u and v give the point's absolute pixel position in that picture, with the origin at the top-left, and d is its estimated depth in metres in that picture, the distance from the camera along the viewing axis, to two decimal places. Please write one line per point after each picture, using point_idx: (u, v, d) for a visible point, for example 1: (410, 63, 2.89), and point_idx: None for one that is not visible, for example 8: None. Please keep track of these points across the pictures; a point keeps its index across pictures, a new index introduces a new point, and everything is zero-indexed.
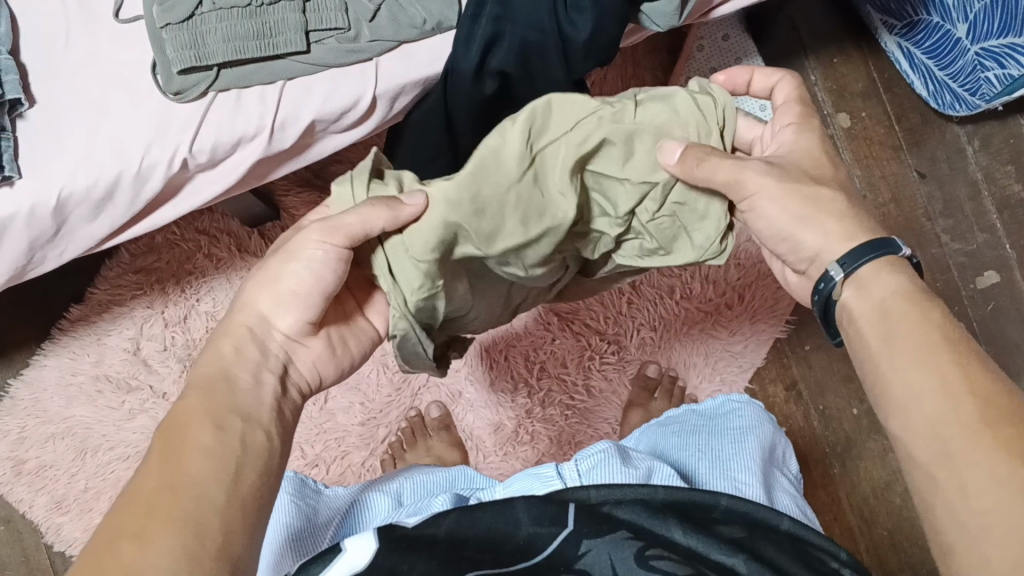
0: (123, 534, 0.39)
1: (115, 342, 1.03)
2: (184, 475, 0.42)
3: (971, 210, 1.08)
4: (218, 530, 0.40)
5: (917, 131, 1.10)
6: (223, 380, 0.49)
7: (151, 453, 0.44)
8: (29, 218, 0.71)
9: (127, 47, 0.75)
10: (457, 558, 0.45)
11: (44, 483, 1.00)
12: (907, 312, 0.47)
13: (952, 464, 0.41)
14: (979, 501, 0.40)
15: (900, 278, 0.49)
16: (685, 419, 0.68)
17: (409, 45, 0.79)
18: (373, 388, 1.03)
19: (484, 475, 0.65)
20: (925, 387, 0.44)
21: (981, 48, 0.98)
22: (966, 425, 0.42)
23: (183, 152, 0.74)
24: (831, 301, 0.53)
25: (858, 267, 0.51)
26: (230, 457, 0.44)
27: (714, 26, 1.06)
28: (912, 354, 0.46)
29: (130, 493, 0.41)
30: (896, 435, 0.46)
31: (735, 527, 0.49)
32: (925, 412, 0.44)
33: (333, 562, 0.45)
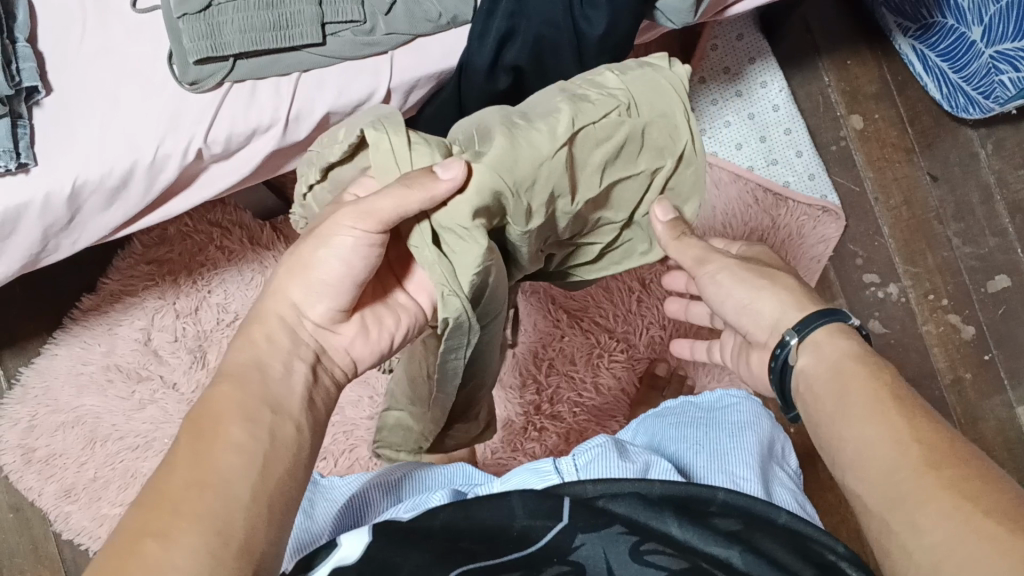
0: (146, 532, 0.37)
1: (127, 333, 1.03)
2: (211, 471, 0.40)
3: (983, 214, 1.08)
4: (243, 528, 0.39)
5: (930, 133, 1.10)
6: (252, 368, 0.47)
7: (179, 441, 0.42)
8: (43, 206, 0.72)
9: (143, 37, 0.76)
10: (453, 548, 0.45)
11: (54, 472, 1.01)
12: (859, 373, 0.48)
13: (903, 506, 0.41)
14: (928, 536, 0.39)
15: (851, 343, 0.50)
16: (681, 409, 0.68)
17: (423, 39, 0.79)
18: (383, 382, 1.04)
19: (484, 473, 0.62)
20: (878, 438, 0.44)
21: (996, 52, 0.97)
22: (914, 467, 0.42)
23: (198, 142, 0.75)
24: (788, 369, 0.53)
25: (811, 332, 0.52)
26: (258, 451, 0.43)
27: (728, 26, 1.07)
28: (864, 407, 0.46)
29: (156, 486, 0.40)
30: (851, 488, 0.45)
31: (732, 518, 0.48)
32: (876, 460, 0.44)
33: (327, 558, 0.45)
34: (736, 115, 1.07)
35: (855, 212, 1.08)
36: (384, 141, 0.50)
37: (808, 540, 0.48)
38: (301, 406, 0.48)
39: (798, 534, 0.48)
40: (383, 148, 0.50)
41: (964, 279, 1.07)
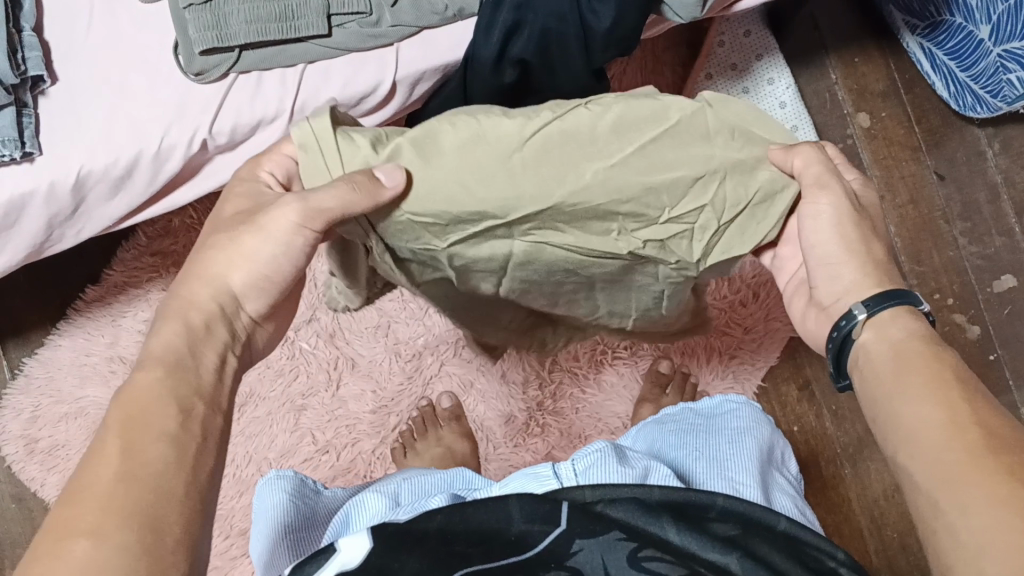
0: (76, 528, 0.37)
1: (130, 324, 1.03)
2: (142, 463, 0.40)
3: (990, 214, 1.08)
4: (177, 522, 0.39)
5: (937, 132, 1.10)
6: (181, 355, 0.47)
7: (108, 427, 0.42)
8: (48, 195, 0.72)
9: (149, 26, 0.75)
10: (447, 552, 0.45)
11: (56, 463, 1.01)
12: (922, 355, 0.48)
13: (953, 486, 0.41)
14: (977, 518, 0.39)
15: (917, 326, 0.50)
16: (681, 415, 0.67)
17: (429, 31, 0.78)
18: (386, 376, 1.04)
19: (484, 478, 0.60)
20: (930, 419, 0.45)
21: (1004, 51, 0.97)
22: (970, 449, 0.42)
23: (204, 132, 0.75)
24: (848, 342, 0.53)
25: (880, 311, 0.51)
26: (189, 444, 0.43)
27: (735, 21, 1.07)
28: (923, 387, 0.46)
29: (83, 479, 0.39)
30: (898, 466, 0.45)
31: (730, 523, 0.48)
32: (927, 440, 0.44)
33: (327, 563, 0.43)
34: None
35: None
36: (315, 146, 0.51)
37: (809, 548, 0.48)
38: (228, 396, 0.48)
39: (798, 542, 0.48)
40: (314, 153, 0.51)
41: (970, 279, 1.07)
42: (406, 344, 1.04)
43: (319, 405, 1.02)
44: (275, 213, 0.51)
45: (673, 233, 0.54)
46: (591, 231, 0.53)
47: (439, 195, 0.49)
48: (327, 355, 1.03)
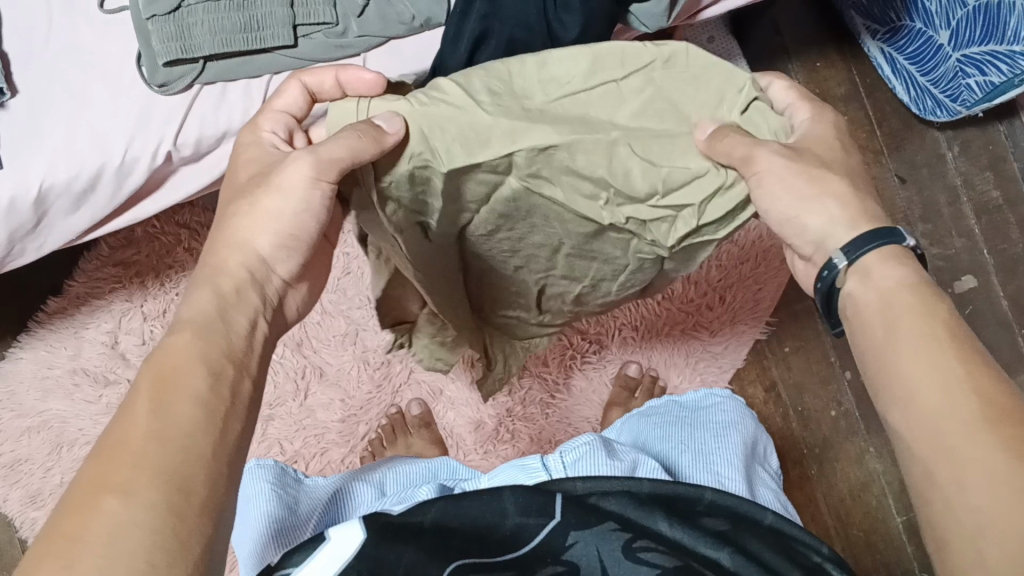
0: (104, 487, 0.35)
1: (93, 336, 1.02)
2: (171, 425, 0.39)
3: (950, 216, 1.09)
4: (204, 485, 0.38)
5: (897, 135, 1.11)
6: (213, 319, 0.46)
7: (136, 389, 0.40)
8: (9, 209, 0.70)
9: (111, 37, 0.75)
10: (445, 546, 0.44)
11: (19, 477, 0.99)
12: (910, 306, 0.45)
13: (952, 457, 0.39)
14: (980, 492, 0.37)
15: (905, 270, 0.47)
16: (665, 409, 0.68)
17: (398, 41, 0.78)
18: (354, 385, 1.03)
19: (466, 467, 0.63)
20: (930, 378, 0.42)
21: (963, 55, 0.99)
22: (970, 418, 0.39)
23: (168, 144, 0.74)
24: (836, 289, 0.50)
25: (863, 254, 0.48)
26: (221, 409, 0.41)
27: (698, 27, 1.07)
28: (914, 348, 0.43)
29: (112, 436, 0.38)
30: (895, 430, 0.43)
31: (719, 518, 0.48)
32: (929, 401, 0.41)
33: (316, 550, 0.43)
34: None
35: None
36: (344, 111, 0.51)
37: (791, 540, 0.48)
38: (260, 361, 0.47)
39: (785, 536, 0.49)
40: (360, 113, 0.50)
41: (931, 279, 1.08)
42: (375, 352, 1.03)
43: (287, 415, 1.02)
44: (288, 168, 0.50)
45: (655, 218, 0.51)
46: (580, 194, 0.50)
47: (454, 116, 0.46)
48: (294, 365, 1.03)
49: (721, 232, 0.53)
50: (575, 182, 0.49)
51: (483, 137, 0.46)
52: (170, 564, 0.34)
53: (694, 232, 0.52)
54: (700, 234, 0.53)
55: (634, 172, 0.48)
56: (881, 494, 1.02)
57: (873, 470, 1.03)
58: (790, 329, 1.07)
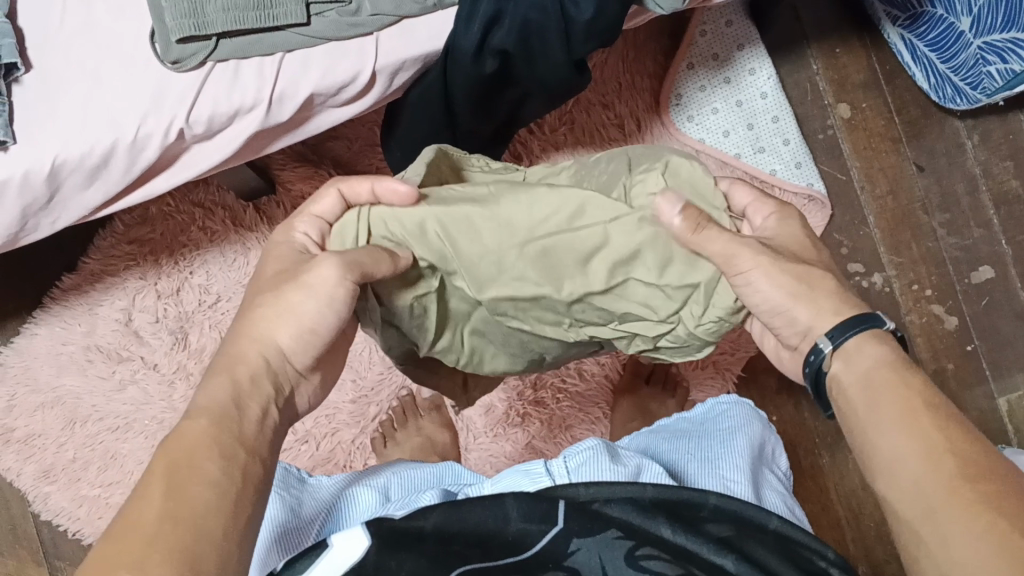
0: (121, 565, 0.37)
1: (108, 313, 1.03)
2: (184, 505, 0.40)
3: (968, 205, 1.08)
4: (211, 558, 0.39)
5: (917, 123, 1.10)
6: (229, 408, 0.46)
7: (151, 473, 0.41)
8: (22, 183, 0.71)
9: (123, 13, 0.75)
10: (446, 554, 0.45)
11: (34, 452, 1.00)
12: (889, 380, 0.48)
13: (939, 526, 0.42)
14: (964, 558, 0.40)
15: (885, 349, 0.49)
16: (674, 421, 0.68)
17: (410, 20, 0.78)
18: (365, 367, 1.03)
19: (472, 472, 0.63)
20: (909, 448, 0.45)
21: (984, 43, 0.97)
22: (946, 484, 0.42)
23: (181, 121, 0.74)
24: (821, 373, 0.52)
25: (846, 339, 0.50)
26: (236, 488, 0.42)
27: (716, 12, 1.06)
28: (894, 423, 0.46)
29: (129, 517, 0.39)
30: (883, 495, 0.46)
31: (723, 524, 0.48)
32: (906, 469, 0.44)
33: (320, 559, 0.45)
34: (723, 102, 1.07)
35: (840, 201, 1.08)
36: (356, 220, 0.56)
37: (799, 546, 0.48)
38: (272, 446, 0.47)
39: (790, 541, 0.49)
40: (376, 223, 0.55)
41: (948, 270, 1.07)
42: None
43: None
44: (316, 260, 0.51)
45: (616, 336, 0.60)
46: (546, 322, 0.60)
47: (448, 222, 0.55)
48: None
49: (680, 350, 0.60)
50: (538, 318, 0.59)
51: (474, 282, 0.57)
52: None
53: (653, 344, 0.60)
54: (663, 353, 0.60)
55: (594, 311, 0.58)
56: None
57: None
58: None
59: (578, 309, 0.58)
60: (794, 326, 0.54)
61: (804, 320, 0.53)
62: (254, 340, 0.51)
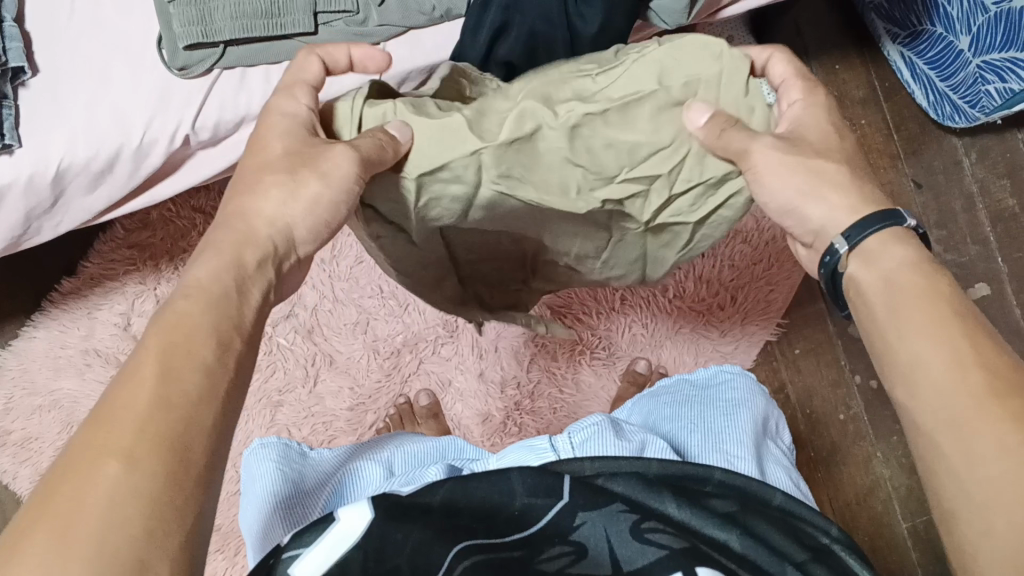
0: (109, 450, 0.34)
1: (106, 317, 1.03)
2: (176, 391, 0.37)
3: (965, 222, 1.09)
4: (203, 450, 0.36)
5: (915, 140, 1.11)
6: (227, 290, 0.43)
7: (143, 354, 0.38)
8: (27, 187, 0.71)
9: (131, 18, 0.75)
10: (452, 525, 0.43)
11: (30, 456, 1.00)
12: (915, 283, 0.45)
13: (958, 432, 0.39)
14: (985, 468, 0.38)
15: (909, 251, 0.47)
16: (677, 386, 0.68)
17: (417, 32, 0.78)
18: (363, 374, 1.04)
19: (474, 446, 0.64)
20: (934, 354, 0.42)
21: (983, 62, 0.99)
22: (973, 394, 0.39)
23: (185, 127, 0.74)
24: (837, 276, 0.50)
25: (864, 239, 0.48)
26: (221, 381, 0.39)
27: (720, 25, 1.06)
28: (920, 325, 0.43)
29: (113, 402, 0.36)
30: (900, 404, 0.43)
31: (727, 499, 0.48)
32: (931, 379, 0.41)
33: (325, 532, 0.41)
34: None
35: None
36: (351, 106, 0.53)
37: (800, 521, 0.48)
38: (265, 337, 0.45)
39: (793, 516, 0.49)
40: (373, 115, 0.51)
41: None
42: (385, 341, 1.04)
43: (296, 402, 1.03)
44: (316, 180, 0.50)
45: (630, 195, 0.53)
46: (552, 185, 0.52)
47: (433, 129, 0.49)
48: (304, 352, 1.03)
49: (695, 210, 0.54)
50: (542, 176, 0.51)
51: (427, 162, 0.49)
52: (169, 524, 0.33)
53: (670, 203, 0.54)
54: (676, 210, 0.54)
55: (599, 147, 0.50)
56: (887, 499, 1.01)
57: (879, 474, 1.02)
58: (801, 331, 1.07)
59: (581, 144, 0.50)
60: (806, 225, 0.52)
61: (816, 219, 0.51)
62: (264, 220, 0.48)
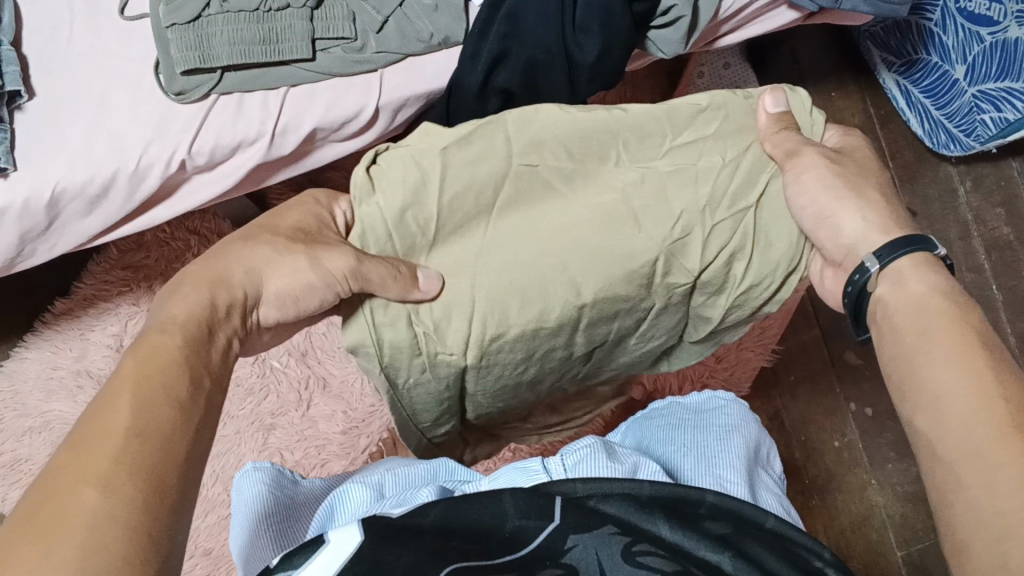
0: (83, 476, 0.33)
1: (99, 338, 1.02)
2: (144, 426, 0.37)
3: (961, 250, 1.09)
4: (175, 483, 0.36)
5: (910, 168, 1.12)
6: (202, 327, 0.45)
7: (121, 377, 0.39)
8: (22, 210, 0.70)
9: (131, 42, 0.75)
10: (444, 547, 0.42)
11: (18, 477, 0.99)
12: (944, 314, 0.48)
13: (974, 458, 0.41)
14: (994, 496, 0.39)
15: (934, 275, 0.51)
16: (670, 410, 0.67)
17: (414, 58, 0.79)
18: (357, 398, 1.03)
19: (466, 468, 0.61)
20: (955, 386, 0.44)
21: (978, 91, 1.00)
22: (995, 422, 0.42)
23: (182, 153, 0.74)
24: (863, 297, 0.54)
25: (894, 260, 0.52)
26: (195, 416, 0.40)
27: (715, 54, 1.06)
28: (944, 351, 0.46)
29: (92, 430, 0.36)
30: (920, 431, 0.46)
31: (721, 522, 0.46)
32: (955, 406, 0.44)
33: (316, 554, 0.40)
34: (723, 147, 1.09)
35: None
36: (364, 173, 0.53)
37: (795, 546, 0.45)
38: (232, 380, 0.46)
39: (787, 543, 0.46)
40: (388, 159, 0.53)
41: None
42: None
43: (289, 425, 1.02)
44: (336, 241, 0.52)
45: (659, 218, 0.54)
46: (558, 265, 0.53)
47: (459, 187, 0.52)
48: (298, 375, 1.03)
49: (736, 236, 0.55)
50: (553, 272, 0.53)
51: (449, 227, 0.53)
52: (142, 559, 0.32)
53: (709, 226, 0.55)
54: (726, 249, 0.55)
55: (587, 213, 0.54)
56: (881, 527, 1.01)
57: (874, 503, 1.02)
58: (796, 358, 1.07)
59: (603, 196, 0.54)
60: (839, 238, 0.56)
61: (850, 234, 0.56)
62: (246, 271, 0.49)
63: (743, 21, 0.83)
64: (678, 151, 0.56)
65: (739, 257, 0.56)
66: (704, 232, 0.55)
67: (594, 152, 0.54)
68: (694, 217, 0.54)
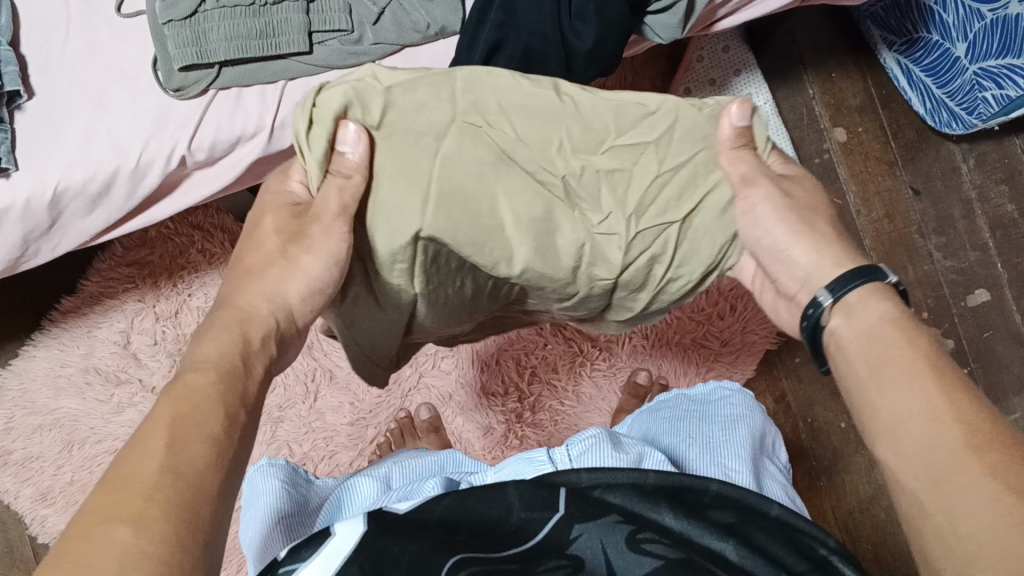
0: (116, 517, 0.33)
1: (106, 335, 1.03)
2: (177, 462, 0.36)
3: (964, 228, 1.09)
4: (208, 519, 0.35)
5: (913, 147, 1.11)
6: (236, 364, 0.43)
7: (153, 417, 0.38)
8: (24, 210, 0.71)
9: (129, 39, 0.75)
10: (449, 539, 0.42)
11: (30, 475, 1.00)
12: (894, 339, 0.45)
13: (941, 490, 0.39)
14: (968, 527, 0.37)
15: (887, 302, 0.47)
16: (676, 401, 0.67)
17: (412, 49, 0.79)
18: (364, 389, 1.04)
19: (473, 460, 0.61)
20: (916, 415, 0.42)
21: (980, 68, 0.99)
22: (956, 452, 0.39)
23: (181, 148, 0.74)
24: (819, 330, 0.50)
25: (847, 293, 0.49)
26: (231, 449, 0.39)
27: (714, 38, 1.06)
28: (899, 379, 0.44)
29: (122, 470, 0.35)
30: (884, 460, 0.43)
31: (726, 511, 0.46)
32: (913, 439, 0.42)
33: (321, 547, 0.42)
34: None
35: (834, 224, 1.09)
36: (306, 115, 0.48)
37: (800, 533, 0.45)
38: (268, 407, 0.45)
39: (793, 530, 0.46)
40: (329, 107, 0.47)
41: (944, 292, 1.07)
42: None
43: (297, 418, 1.02)
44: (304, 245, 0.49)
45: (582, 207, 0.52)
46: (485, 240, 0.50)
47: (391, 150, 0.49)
48: (305, 366, 1.03)
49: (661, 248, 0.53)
50: (477, 242, 0.50)
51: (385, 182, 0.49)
52: None
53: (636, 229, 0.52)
54: (644, 255, 0.53)
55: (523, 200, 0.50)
56: (890, 507, 1.01)
57: (881, 483, 1.02)
58: None
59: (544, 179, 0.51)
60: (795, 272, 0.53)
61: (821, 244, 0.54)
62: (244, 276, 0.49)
63: (741, 4, 0.83)
64: (623, 149, 0.51)
65: (659, 259, 0.54)
66: (628, 235, 0.52)
67: (541, 135, 0.50)
68: (619, 221, 0.52)
